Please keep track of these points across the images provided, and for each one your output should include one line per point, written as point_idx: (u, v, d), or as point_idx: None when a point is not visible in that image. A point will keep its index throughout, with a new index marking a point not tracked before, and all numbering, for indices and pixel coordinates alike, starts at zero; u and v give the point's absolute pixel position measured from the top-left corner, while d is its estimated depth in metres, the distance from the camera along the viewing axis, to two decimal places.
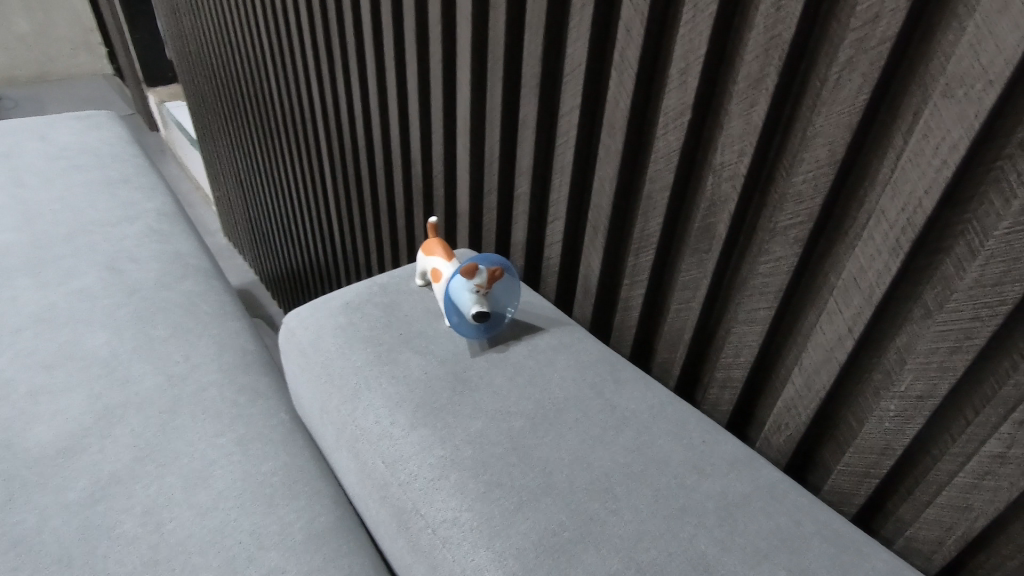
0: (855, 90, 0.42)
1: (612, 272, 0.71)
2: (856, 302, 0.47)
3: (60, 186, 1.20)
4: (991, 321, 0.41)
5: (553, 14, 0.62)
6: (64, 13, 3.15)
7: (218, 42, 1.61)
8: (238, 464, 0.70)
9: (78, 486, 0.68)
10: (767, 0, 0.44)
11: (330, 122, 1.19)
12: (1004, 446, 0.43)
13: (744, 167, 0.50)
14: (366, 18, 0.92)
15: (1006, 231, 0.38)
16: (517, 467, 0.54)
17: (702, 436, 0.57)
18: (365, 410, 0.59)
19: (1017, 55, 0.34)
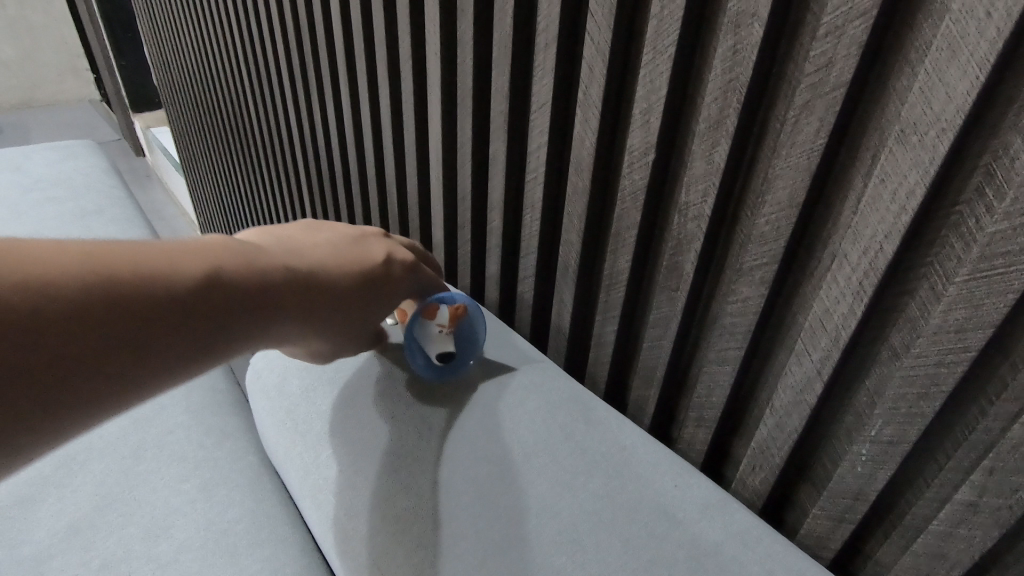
0: (812, 134, 0.41)
1: (585, 306, 0.70)
2: (823, 344, 0.46)
3: (32, 220, 1.18)
4: (956, 368, 0.40)
5: (519, 51, 0.62)
6: (50, 38, 3.14)
7: (200, 72, 1.61)
8: (202, 512, 0.67)
9: (35, 539, 0.65)
10: (724, 43, 0.44)
11: (309, 152, 1.19)
12: (976, 494, 0.42)
13: (708, 207, 0.50)
14: (340, 53, 0.92)
15: (966, 277, 0.38)
16: (482, 518, 0.53)
17: (674, 480, 0.56)
18: (328, 458, 0.61)
19: (968, 104, 0.34)
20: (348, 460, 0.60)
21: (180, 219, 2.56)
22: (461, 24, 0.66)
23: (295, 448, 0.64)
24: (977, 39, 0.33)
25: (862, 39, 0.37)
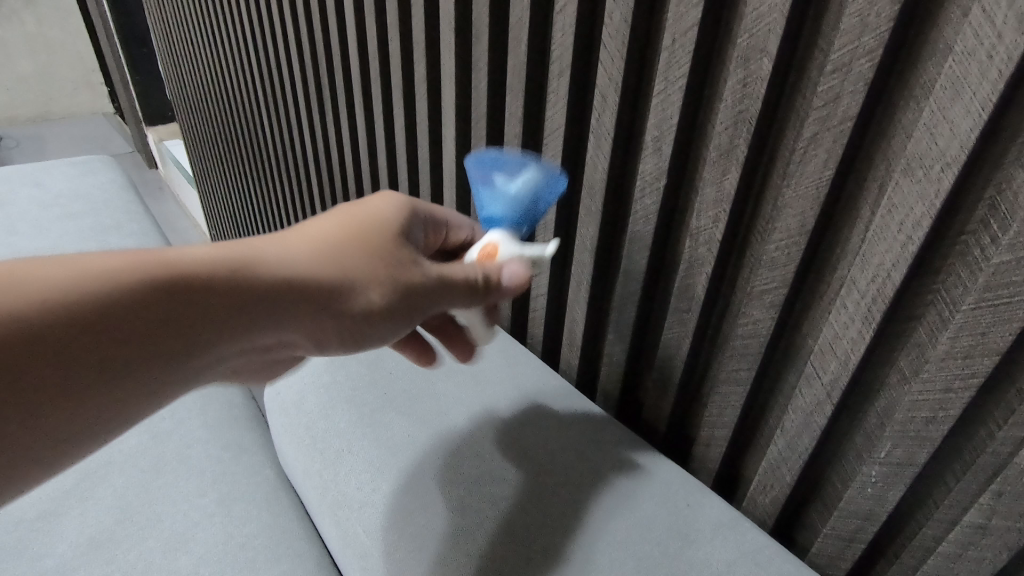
0: (820, 165, 0.43)
1: (596, 325, 0.71)
2: (833, 368, 0.47)
3: (53, 235, 1.21)
4: (964, 394, 0.41)
5: (533, 78, 0.64)
6: (66, 54, 3.21)
7: (215, 89, 1.65)
8: (220, 525, 0.69)
9: (59, 552, 0.67)
10: (734, 76, 0.45)
11: (323, 169, 1.21)
12: (984, 517, 0.43)
13: (719, 232, 0.51)
14: (356, 74, 0.94)
15: (972, 306, 0.39)
16: (499, 538, 0.54)
17: (686, 499, 0.57)
18: (347, 475, 0.62)
19: (971, 140, 0.35)
20: (365, 476, 0.62)
21: (192, 230, 2.59)
22: (476, 50, 0.68)
23: (313, 464, 0.65)
24: (980, 80, 0.34)
25: (869, 77, 0.38)
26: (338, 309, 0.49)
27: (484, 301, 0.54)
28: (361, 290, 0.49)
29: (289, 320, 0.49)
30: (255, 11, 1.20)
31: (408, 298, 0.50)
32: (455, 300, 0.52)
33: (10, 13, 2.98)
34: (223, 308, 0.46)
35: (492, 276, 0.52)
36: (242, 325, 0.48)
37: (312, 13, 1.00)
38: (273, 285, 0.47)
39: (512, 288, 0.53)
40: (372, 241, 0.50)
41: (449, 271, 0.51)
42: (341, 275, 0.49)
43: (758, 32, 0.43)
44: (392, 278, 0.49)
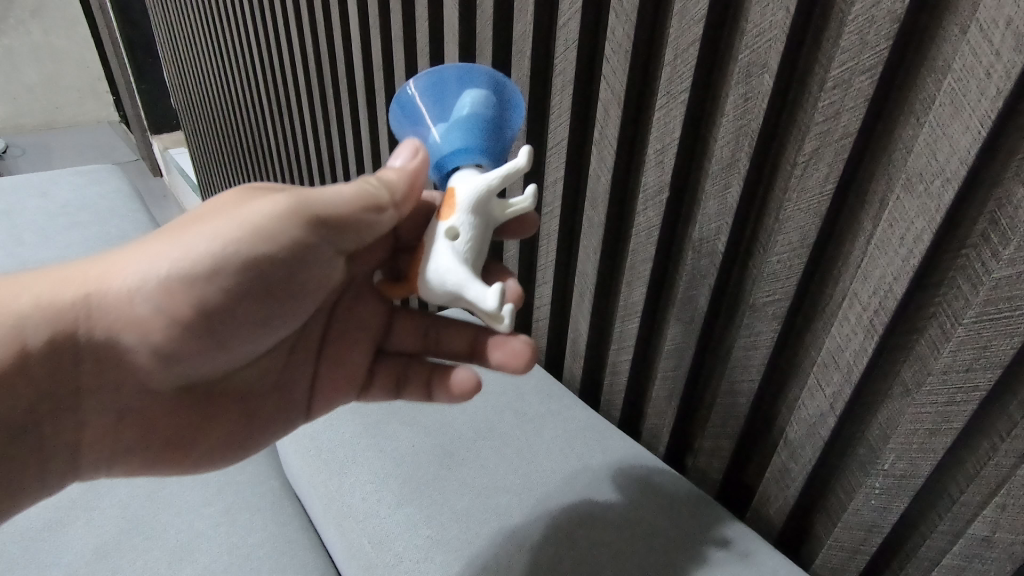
0: (821, 179, 0.43)
1: (600, 335, 0.71)
2: (835, 380, 0.48)
3: (59, 245, 1.22)
4: (966, 407, 0.41)
5: (536, 91, 0.64)
6: (73, 63, 3.24)
7: (220, 99, 1.66)
8: (226, 535, 0.69)
9: (66, 561, 0.67)
10: (735, 91, 0.46)
11: (327, 178, 1.22)
12: (989, 529, 0.43)
13: (721, 245, 0.52)
14: (360, 85, 0.95)
15: (973, 320, 0.39)
16: (504, 548, 0.55)
17: (691, 510, 0.57)
18: (352, 485, 0.63)
19: (970, 157, 0.35)
20: (370, 487, 0.62)
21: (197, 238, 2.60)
22: (480, 63, 0.69)
23: (318, 474, 0.65)
24: (979, 97, 0.34)
25: (868, 93, 0.38)
26: (190, 251, 0.46)
27: (393, 205, 0.48)
28: (205, 228, 0.47)
29: (155, 280, 0.47)
30: (260, 22, 1.21)
31: (280, 215, 0.46)
32: (352, 213, 0.47)
33: (17, 23, 3.01)
34: (101, 279, 0.48)
35: (387, 173, 0.48)
36: (111, 294, 0.48)
37: (317, 25, 1.02)
38: (145, 249, 0.49)
39: (414, 162, 0.48)
40: (242, 196, 0.51)
41: (340, 186, 0.48)
42: (188, 224, 0.48)
43: (758, 48, 0.43)
44: (256, 210, 0.46)
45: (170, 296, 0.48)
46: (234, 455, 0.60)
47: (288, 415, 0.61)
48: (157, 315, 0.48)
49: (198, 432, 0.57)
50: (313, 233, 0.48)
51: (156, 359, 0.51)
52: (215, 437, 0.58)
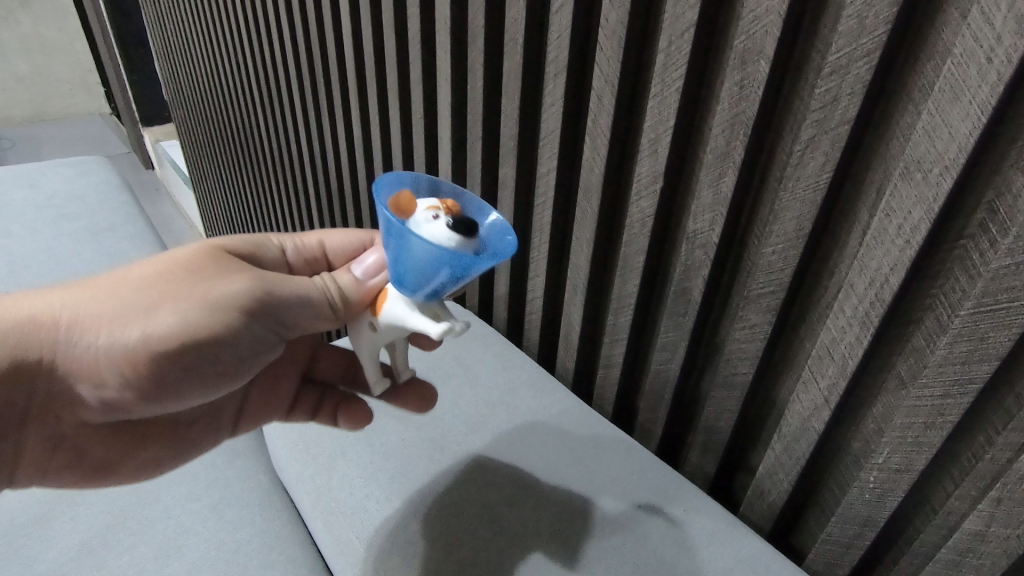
0: (817, 168, 0.42)
1: (593, 328, 0.71)
2: (830, 372, 0.47)
3: (45, 236, 1.20)
4: (962, 400, 0.41)
5: (529, 79, 0.63)
6: (63, 54, 3.19)
7: (211, 91, 1.64)
8: (213, 531, 0.68)
9: (48, 558, 0.66)
10: (730, 78, 0.45)
11: (319, 169, 1.21)
12: (984, 524, 0.42)
13: (715, 236, 0.51)
14: (352, 76, 0.94)
15: (971, 311, 0.38)
16: (495, 544, 0.55)
17: (682, 504, 0.58)
18: (340, 479, 0.62)
19: (969, 144, 0.35)
20: (359, 482, 0.62)
21: (189, 231, 2.57)
22: (472, 52, 0.68)
23: (307, 468, 0.65)
24: (979, 83, 0.33)
25: (866, 79, 0.38)
26: (148, 329, 0.48)
27: (342, 315, 0.52)
28: (170, 308, 0.48)
29: (117, 339, 0.49)
30: (250, 12, 1.19)
31: (239, 307, 0.49)
32: (304, 312, 0.51)
33: (7, 14, 2.97)
34: (66, 332, 0.50)
35: (345, 285, 0.52)
36: (73, 349, 0.50)
37: (308, 14, 1.00)
38: (109, 306, 0.49)
39: (374, 281, 0.52)
40: (206, 265, 0.50)
41: (297, 285, 0.51)
42: (154, 294, 0.49)
43: (754, 34, 0.42)
44: (223, 287, 0.49)
45: (127, 368, 0.50)
46: (161, 467, 0.65)
47: (212, 430, 0.67)
48: (112, 379, 0.51)
49: (130, 449, 0.63)
50: (266, 329, 0.51)
51: (110, 408, 0.55)
52: (147, 452, 0.64)
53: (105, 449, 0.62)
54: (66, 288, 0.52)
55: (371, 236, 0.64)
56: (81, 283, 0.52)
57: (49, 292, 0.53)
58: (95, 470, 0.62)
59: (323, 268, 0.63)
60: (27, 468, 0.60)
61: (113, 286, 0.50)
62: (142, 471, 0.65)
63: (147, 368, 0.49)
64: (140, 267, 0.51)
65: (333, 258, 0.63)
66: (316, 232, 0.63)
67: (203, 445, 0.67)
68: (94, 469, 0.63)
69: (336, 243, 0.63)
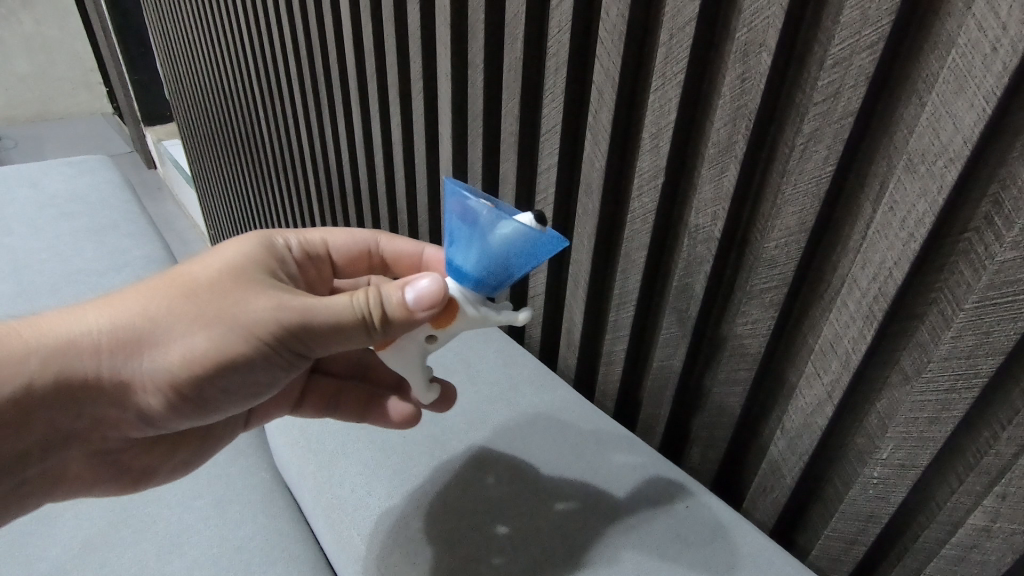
0: (820, 162, 0.42)
1: (595, 324, 0.70)
2: (833, 367, 0.47)
3: (48, 235, 1.21)
4: (967, 395, 0.40)
5: (530, 74, 0.63)
6: (65, 54, 3.19)
7: (213, 89, 1.64)
8: (215, 528, 0.68)
9: (51, 555, 0.66)
10: (732, 71, 0.45)
11: (320, 166, 1.21)
12: (989, 519, 0.42)
13: (718, 230, 0.50)
14: (352, 73, 0.94)
15: (975, 304, 0.38)
16: (496, 540, 0.55)
17: (685, 500, 0.58)
18: (342, 477, 0.62)
19: (974, 136, 0.34)
20: (360, 479, 0.62)
21: (190, 230, 2.58)
22: (472, 48, 0.68)
23: (309, 466, 0.65)
24: (984, 73, 0.33)
25: (869, 71, 0.37)
26: (191, 356, 0.48)
27: (384, 337, 0.49)
28: (208, 337, 0.48)
29: (160, 368, 0.49)
30: (251, 9, 1.19)
31: (278, 334, 0.48)
32: (346, 337, 0.49)
33: (8, 13, 2.96)
34: (105, 357, 0.49)
35: (390, 306, 0.47)
36: (114, 375, 0.49)
37: (308, 11, 1.00)
38: (145, 331, 0.48)
39: (422, 313, 0.47)
40: (233, 288, 0.49)
41: (336, 313, 0.48)
42: (191, 320, 0.48)
43: (757, 26, 0.42)
44: (255, 315, 0.48)
45: (171, 392, 0.50)
46: (193, 464, 0.66)
47: (229, 428, 0.66)
48: (155, 402, 0.51)
49: (162, 457, 0.63)
50: (303, 351, 0.50)
51: (148, 426, 0.55)
52: (180, 454, 0.64)
53: (141, 457, 0.61)
54: (85, 312, 0.51)
55: (376, 236, 0.65)
56: (101, 302, 0.51)
57: (70, 314, 0.51)
58: (136, 478, 0.62)
59: (326, 268, 0.64)
60: (65, 486, 0.59)
61: (139, 310, 0.49)
62: (178, 472, 0.65)
63: (191, 389, 0.50)
64: (163, 289, 0.49)
65: (336, 257, 0.65)
66: (319, 232, 0.64)
67: (225, 439, 0.67)
68: (133, 478, 0.62)
69: (340, 243, 0.64)
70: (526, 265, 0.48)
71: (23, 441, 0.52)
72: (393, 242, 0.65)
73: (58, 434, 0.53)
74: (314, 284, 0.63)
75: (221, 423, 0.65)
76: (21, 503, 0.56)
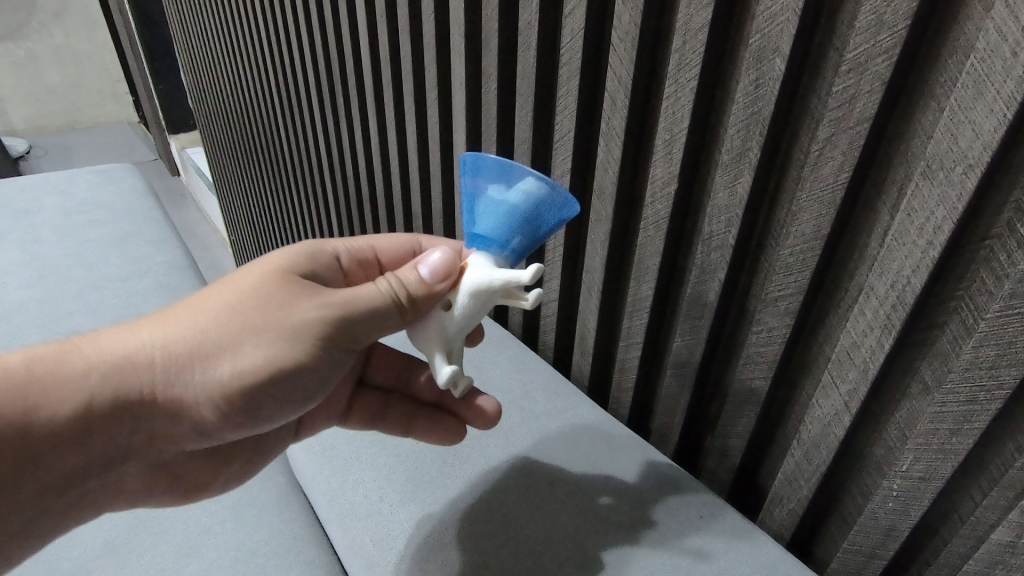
0: (835, 168, 0.41)
1: (608, 331, 0.70)
2: (850, 376, 0.46)
3: (75, 243, 1.24)
4: (990, 406, 0.39)
5: (543, 82, 0.63)
6: (93, 65, 3.28)
7: (234, 97, 1.67)
8: (231, 532, 0.69)
9: (74, 555, 0.67)
10: (745, 78, 0.44)
11: (337, 173, 1.22)
12: (1014, 535, 0.41)
13: (732, 237, 0.50)
14: (368, 81, 0.95)
15: (997, 314, 0.37)
16: (507, 548, 0.55)
17: (700, 511, 0.57)
18: (355, 483, 0.63)
19: (994, 142, 0.33)
20: (372, 485, 0.63)
21: (212, 236, 2.63)
22: (485, 55, 0.68)
23: (323, 472, 0.66)
24: (1004, 78, 0.32)
25: (885, 76, 0.37)
26: (240, 363, 0.48)
27: (413, 320, 0.50)
28: (253, 342, 0.48)
29: (211, 380, 0.49)
30: (271, 20, 1.21)
31: (322, 334, 0.48)
32: (381, 324, 0.50)
33: (40, 27, 3.06)
34: (159, 371, 0.50)
35: (412, 286, 0.49)
36: (169, 389, 0.50)
37: (326, 20, 1.01)
38: (197, 344, 0.49)
39: (440, 286, 0.49)
40: (275, 291, 0.49)
41: (369, 301, 0.49)
42: (238, 328, 0.48)
43: (770, 32, 0.42)
44: (298, 315, 0.48)
45: (221, 401, 0.50)
46: (244, 477, 0.66)
47: (282, 436, 0.65)
48: (209, 414, 0.51)
49: (211, 470, 0.63)
50: (346, 347, 0.50)
51: (200, 437, 0.55)
52: (232, 466, 0.64)
53: (192, 472, 0.62)
54: (138, 329, 0.52)
55: (417, 238, 0.66)
56: (155, 318, 0.52)
57: (126, 331, 0.52)
58: (188, 491, 0.62)
59: (376, 272, 0.64)
60: (114, 499, 0.59)
61: (188, 323, 0.50)
62: (228, 485, 0.65)
63: (242, 399, 0.50)
64: (210, 300, 0.50)
65: (383, 261, 0.65)
66: (366, 239, 0.64)
67: (275, 452, 0.67)
68: (185, 490, 0.63)
69: (384, 247, 0.65)
70: (547, 222, 0.48)
71: (81, 460, 0.52)
72: (433, 244, 0.66)
73: (114, 450, 0.54)
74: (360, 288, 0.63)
75: (273, 432, 0.65)
76: (74, 517, 0.56)
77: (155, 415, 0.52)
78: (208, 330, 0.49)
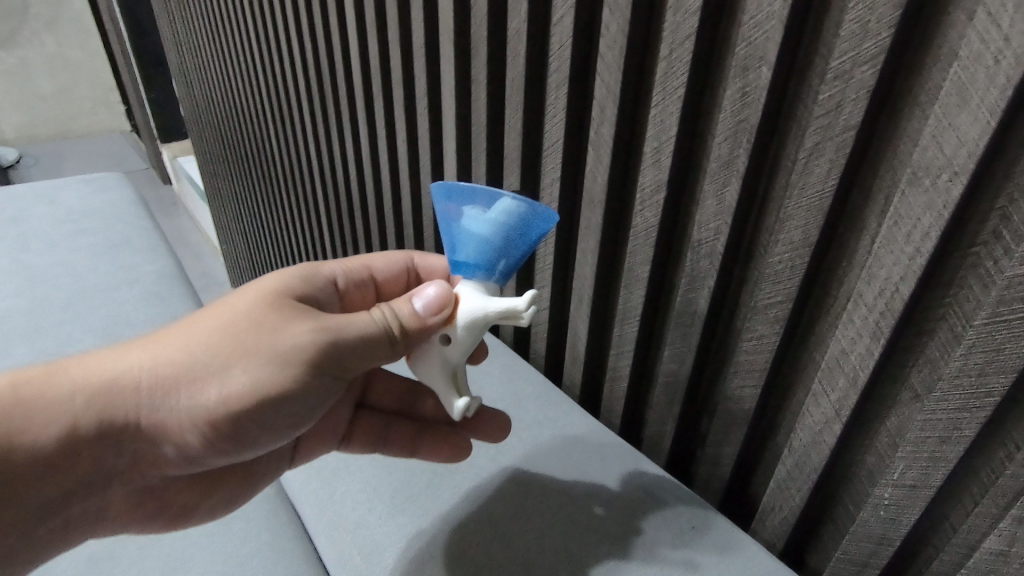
0: (822, 175, 0.41)
1: (599, 339, 0.70)
2: (840, 384, 0.46)
3: (64, 252, 1.22)
4: (980, 414, 0.39)
5: (533, 90, 0.63)
6: (86, 74, 3.27)
7: (226, 105, 1.67)
8: (219, 545, 0.68)
9: (58, 570, 0.66)
10: (732, 86, 0.44)
11: (328, 182, 1.22)
12: (1006, 543, 0.41)
13: (721, 244, 0.50)
14: (359, 89, 0.95)
15: (984, 321, 0.37)
16: (497, 560, 0.55)
17: (692, 521, 0.56)
18: (343, 494, 0.63)
19: (979, 149, 0.34)
20: (361, 497, 0.62)
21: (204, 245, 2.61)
22: (475, 64, 0.68)
23: (312, 484, 0.66)
24: (987, 86, 0.32)
25: (870, 84, 0.37)
26: (227, 388, 0.47)
27: (405, 349, 0.50)
28: (241, 367, 0.47)
29: (197, 405, 0.48)
30: (262, 28, 1.21)
31: (310, 362, 0.47)
32: (370, 353, 0.49)
33: (31, 36, 3.05)
34: (146, 395, 0.49)
35: (404, 318, 0.49)
36: (155, 412, 0.49)
37: (317, 29, 1.01)
38: (184, 367, 0.48)
39: (433, 319, 0.48)
40: (266, 313, 0.48)
41: (359, 329, 0.48)
42: (226, 352, 0.47)
43: (756, 41, 0.42)
44: (286, 340, 0.47)
45: (206, 426, 0.49)
46: (235, 503, 0.64)
47: (275, 463, 0.64)
48: (194, 439, 0.50)
49: (201, 494, 0.61)
50: (335, 374, 0.49)
51: (186, 464, 0.54)
52: (221, 492, 0.62)
53: (181, 495, 0.60)
54: (127, 352, 0.51)
55: (411, 256, 0.65)
56: (144, 341, 0.51)
57: (114, 354, 0.52)
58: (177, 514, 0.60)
59: (370, 293, 0.64)
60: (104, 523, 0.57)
61: (176, 347, 0.49)
62: (218, 510, 0.63)
63: (228, 424, 0.49)
64: (200, 324, 0.50)
65: (378, 280, 0.64)
66: (360, 257, 0.63)
67: (269, 476, 0.65)
68: (173, 515, 0.61)
69: (378, 266, 0.64)
70: (527, 237, 0.48)
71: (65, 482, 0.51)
72: (428, 262, 0.66)
73: (99, 474, 0.53)
74: (357, 309, 0.63)
75: (263, 460, 0.63)
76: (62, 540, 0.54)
77: (140, 438, 0.51)
78: (195, 355, 0.48)
